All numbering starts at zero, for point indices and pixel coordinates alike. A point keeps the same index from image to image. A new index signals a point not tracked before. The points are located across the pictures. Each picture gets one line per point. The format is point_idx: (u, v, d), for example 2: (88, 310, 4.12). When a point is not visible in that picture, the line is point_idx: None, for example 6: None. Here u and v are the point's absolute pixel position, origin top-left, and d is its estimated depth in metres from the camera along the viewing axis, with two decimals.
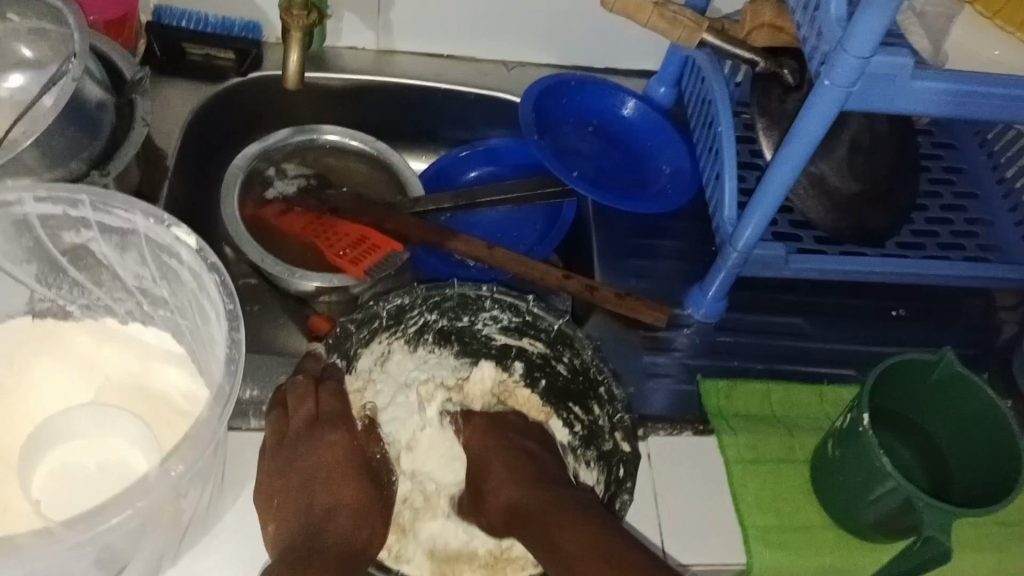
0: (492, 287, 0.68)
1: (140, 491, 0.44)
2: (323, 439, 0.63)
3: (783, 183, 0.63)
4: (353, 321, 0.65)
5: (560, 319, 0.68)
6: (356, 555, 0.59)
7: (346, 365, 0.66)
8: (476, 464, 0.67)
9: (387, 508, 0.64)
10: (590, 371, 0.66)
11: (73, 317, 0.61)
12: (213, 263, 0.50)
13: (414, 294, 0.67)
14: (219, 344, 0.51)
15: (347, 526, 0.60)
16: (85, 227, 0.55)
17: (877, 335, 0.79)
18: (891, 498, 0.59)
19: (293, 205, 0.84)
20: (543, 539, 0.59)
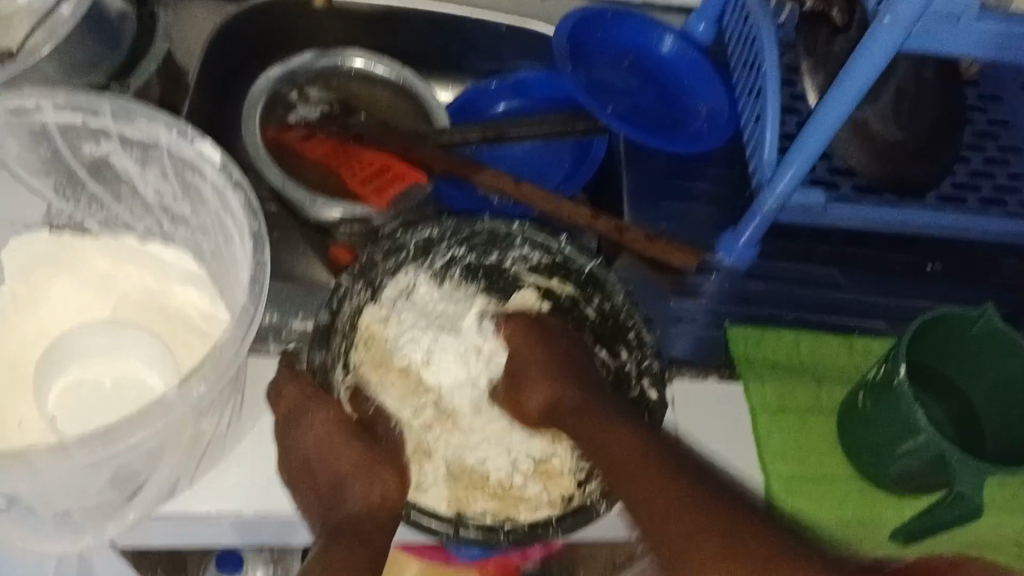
0: (524, 225, 0.66)
1: (157, 412, 0.43)
2: (302, 419, 0.59)
3: (830, 128, 0.60)
4: (381, 250, 0.63)
5: (593, 260, 0.65)
6: (379, 522, 0.57)
7: (371, 296, 0.64)
8: (515, 365, 0.66)
9: (395, 456, 0.60)
10: (620, 316, 0.64)
11: (92, 233, 0.59)
12: (238, 181, 0.49)
13: (443, 227, 0.65)
14: (242, 265, 0.49)
15: (360, 492, 0.58)
16: (105, 138, 0.53)
17: (910, 289, 0.77)
18: (922, 453, 0.58)
19: (315, 130, 0.81)
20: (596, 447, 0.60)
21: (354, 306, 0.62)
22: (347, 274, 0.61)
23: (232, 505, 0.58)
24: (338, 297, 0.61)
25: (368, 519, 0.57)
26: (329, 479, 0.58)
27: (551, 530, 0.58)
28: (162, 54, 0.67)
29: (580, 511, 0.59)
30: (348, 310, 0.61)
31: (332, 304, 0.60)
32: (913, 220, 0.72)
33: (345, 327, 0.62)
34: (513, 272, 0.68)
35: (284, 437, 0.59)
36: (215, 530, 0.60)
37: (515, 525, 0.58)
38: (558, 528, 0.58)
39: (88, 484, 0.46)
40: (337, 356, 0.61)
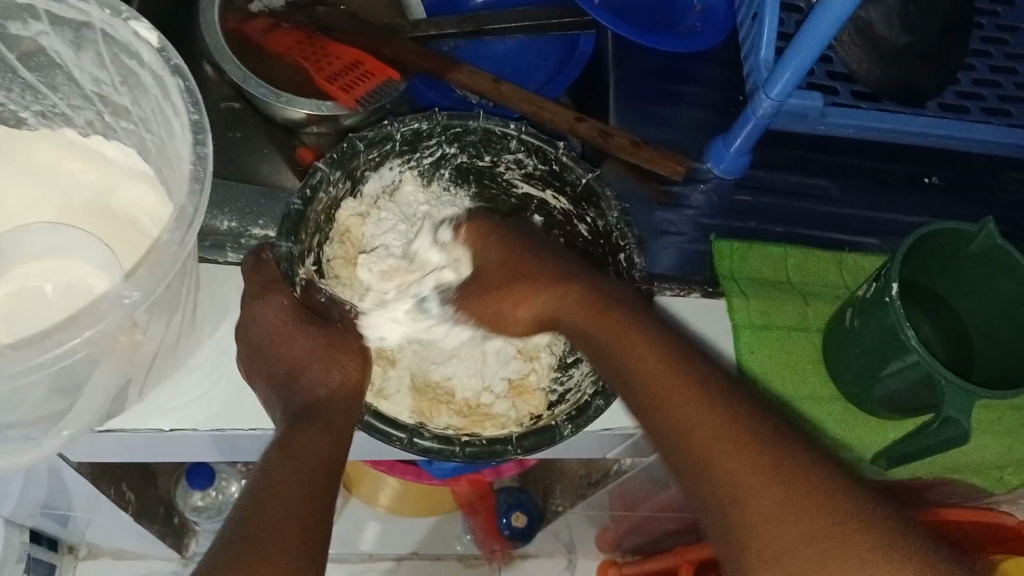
0: (521, 126, 0.60)
1: (92, 321, 0.38)
2: (257, 305, 0.55)
3: (830, 26, 0.55)
4: (363, 140, 0.58)
5: (590, 172, 0.59)
6: (341, 401, 0.54)
7: (350, 189, 0.60)
8: (502, 271, 0.63)
9: (350, 339, 0.59)
10: (611, 235, 0.59)
11: (28, 127, 0.54)
12: (177, 65, 0.42)
13: (433, 121, 0.59)
14: (185, 161, 0.43)
15: (321, 384, 0.55)
16: (34, 18, 0.46)
17: (906, 203, 0.74)
18: (910, 372, 0.55)
19: (280, 21, 0.76)
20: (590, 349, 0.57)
21: (330, 198, 0.58)
22: (327, 161, 0.56)
23: (189, 421, 0.55)
24: (314, 183, 0.55)
25: (329, 403, 0.54)
26: (287, 366, 0.56)
27: (510, 447, 0.53)
28: None
29: (542, 430, 0.54)
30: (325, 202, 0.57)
31: (307, 190, 0.55)
32: (921, 129, 0.67)
33: (315, 224, 0.57)
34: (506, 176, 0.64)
35: (240, 327, 0.56)
36: (173, 445, 0.58)
37: (474, 439, 0.53)
38: (518, 446, 0.53)
39: (24, 397, 0.43)
40: (308, 248, 0.57)
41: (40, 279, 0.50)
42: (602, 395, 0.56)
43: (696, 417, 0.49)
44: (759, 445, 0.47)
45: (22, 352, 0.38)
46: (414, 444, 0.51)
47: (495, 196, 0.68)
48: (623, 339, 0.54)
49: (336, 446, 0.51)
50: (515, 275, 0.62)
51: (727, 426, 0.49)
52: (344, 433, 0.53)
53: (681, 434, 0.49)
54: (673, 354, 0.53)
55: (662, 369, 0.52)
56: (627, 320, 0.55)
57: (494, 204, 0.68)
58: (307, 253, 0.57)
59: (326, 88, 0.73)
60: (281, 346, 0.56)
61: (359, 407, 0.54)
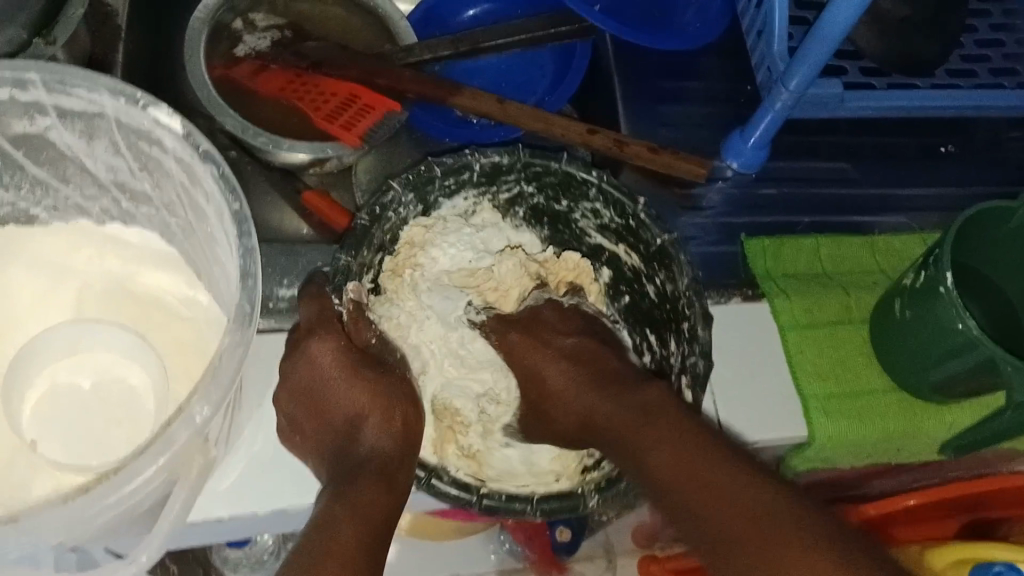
0: (603, 174, 0.57)
1: (163, 445, 0.38)
2: (312, 346, 0.52)
3: (850, 12, 0.53)
4: (442, 165, 0.56)
5: (668, 232, 0.56)
6: (394, 463, 0.50)
7: (422, 212, 0.58)
8: (543, 382, 0.58)
9: (416, 394, 0.54)
10: (677, 301, 0.55)
11: (41, 223, 0.51)
12: (206, 151, 0.42)
13: (516, 155, 0.57)
14: (229, 264, 0.43)
15: (380, 442, 0.51)
16: (41, 114, 0.45)
17: (926, 175, 0.73)
18: (969, 359, 0.54)
19: (268, 62, 0.73)
20: (624, 460, 0.51)
21: (400, 217, 0.56)
22: (401, 180, 0.55)
23: (246, 504, 0.53)
24: (383, 202, 0.54)
25: (384, 464, 0.50)
26: (344, 415, 0.52)
27: (529, 508, 0.51)
28: None
29: (566, 494, 0.52)
30: (392, 219, 0.55)
31: (376, 208, 0.53)
32: (947, 103, 0.64)
33: (381, 238, 0.55)
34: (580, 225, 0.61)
35: (283, 373, 0.53)
36: (236, 530, 0.55)
37: (495, 492, 0.51)
38: (536, 507, 0.51)
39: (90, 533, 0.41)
40: (367, 263, 0.54)
41: (78, 380, 0.48)
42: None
43: (722, 514, 0.46)
44: (786, 530, 0.44)
45: (101, 489, 0.38)
46: (431, 486, 0.51)
47: (566, 242, 0.64)
48: (648, 448, 0.50)
49: (385, 503, 0.48)
50: (551, 385, 0.57)
51: (745, 516, 0.46)
52: (400, 488, 0.50)
53: (709, 532, 0.46)
54: (696, 445, 0.49)
55: (689, 465, 0.48)
56: (657, 421, 0.50)
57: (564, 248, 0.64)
58: (366, 270, 0.54)
59: (327, 128, 0.70)
60: (333, 388, 0.52)
61: (408, 473, 0.51)
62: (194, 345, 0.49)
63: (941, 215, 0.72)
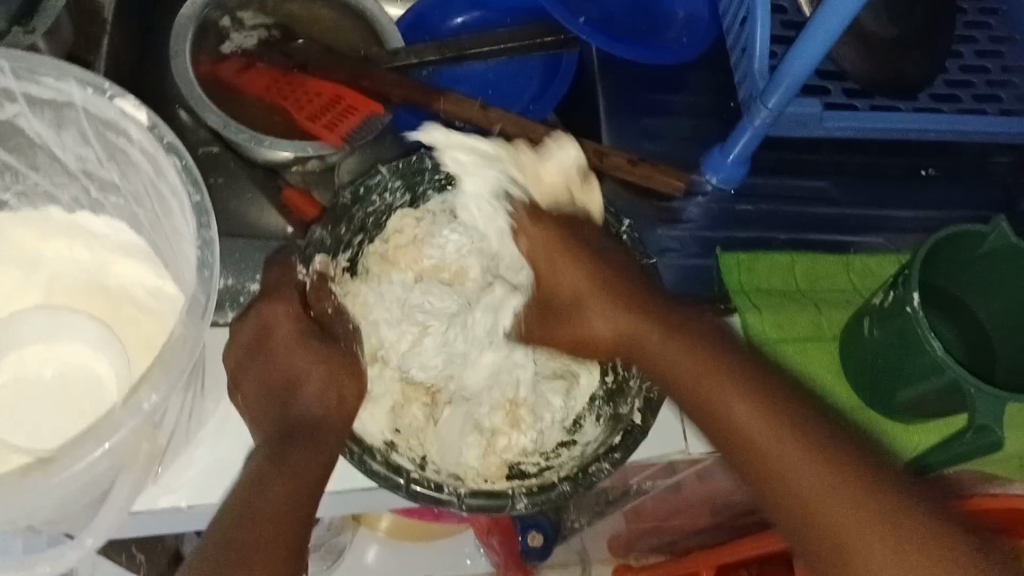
0: (593, 191, 0.58)
1: (107, 431, 0.38)
2: (262, 308, 0.53)
3: (833, 27, 0.53)
4: (435, 160, 0.57)
5: (647, 257, 0.58)
6: (328, 426, 0.50)
7: (409, 203, 0.58)
8: (576, 287, 0.58)
9: (358, 363, 0.54)
10: None
11: (10, 207, 0.52)
12: (171, 144, 0.43)
13: (509, 161, 0.59)
14: (188, 252, 0.44)
15: (315, 405, 0.51)
16: (9, 100, 0.46)
17: (905, 197, 0.73)
18: (935, 381, 0.54)
19: (255, 60, 0.74)
20: (676, 381, 0.52)
21: (385, 204, 0.57)
22: (390, 167, 0.56)
23: (206, 496, 0.52)
24: (370, 185, 0.55)
25: (317, 428, 0.50)
26: (285, 378, 0.52)
27: (456, 500, 0.50)
28: None
29: (494, 495, 0.51)
30: (377, 205, 0.56)
31: (361, 188, 0.55)
32: (927, 125, 0.64)
33: (362, 219, 0.56)
34: None
35: (234, 331, 0.54)
36: (188, 525, 0.54)
37: (425, 479, 0.51)
38: (463, 502, 0.50)
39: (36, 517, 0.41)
40: (346, 242, 0.56)
41: (39, 365, 0.48)
42: (568, 482, 0.52)
43: (781, 454, 0.47)
44: (849, 473, 0.45)
45: (44, 471, 0.38)
46: (362, 462, 0.50)
47: None
48: (709, 386, 0.50)
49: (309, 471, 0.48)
50: (583, 295, 0.57)
51: (810, 456, 0.46)
52: (329, 451, 0.49)
53: (763, 458, 0.47)
54: (759, 390, 0.49)
55: (752, 406, 0.49)
56: (718, 360, 0.51)
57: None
58: (344, 248, 0.56)
59: (310, 128, 0.71)
60: (281, 350, 0.52)
61: (341, 435, 0.50)
62: (157, 334, 0.49)
63: (920, 236, 0.72)
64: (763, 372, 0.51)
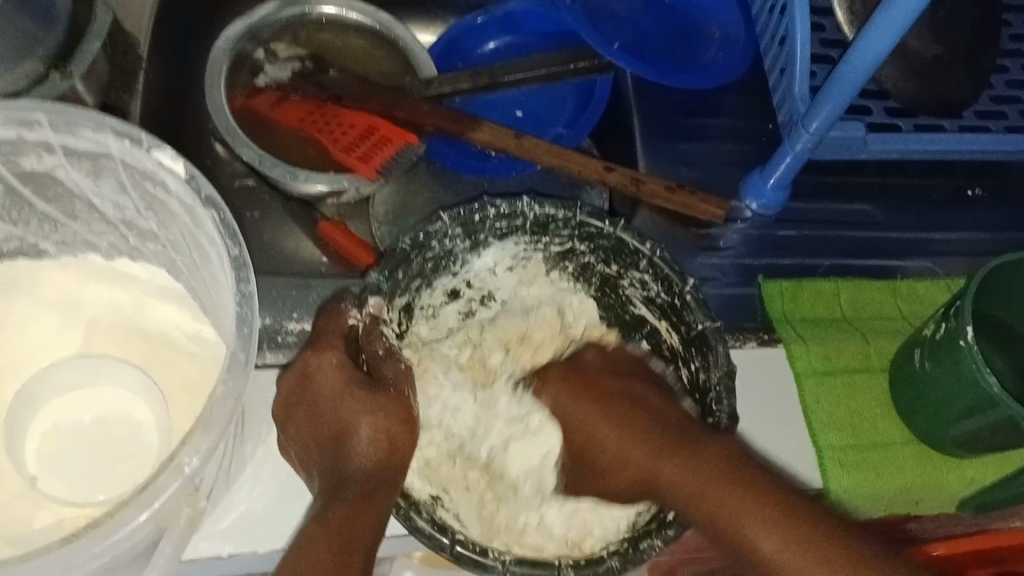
0: (657, 249, 0.54)
1: (152, 495, 0.38)
2: (310, 358, 0.53)
3: (879, 49, 0.51)
4: (495, 209, 0.55)
5: (710, 320, 0.53)
6: (378, 481, 0.50)
7: (468, 248, 0.57)
8: (599, 427, 0.57)
9: (411, 408, 0.54)
10: (707, 394, 0.54)
11: (48, 256, 0.51)
12: (209, 195, 0.43)
13: (572, 210, 0.56)
14: (228, 307, 0.44)
15: (363, 458, 0.52)
16: (48, 151, 0.46)
17: (952, 218, 0.72)
18: (990, 416, 0.53)
19: (289, 93, 0.73)
20: (704, 517, 0.49)
21: (443, 249, 0.56)
22: (450, 215, 0.54)
23: (248, 543, 0.52)
24: (430, 232, 0.53)
25: (367, 480, 0.50)
26: (334, 430, 0.53)
27: (499, 567, 0.48)
28: (108, 28, 0.58)
29: (540, 564, 0.49)
30: (434, 250, 0.55)
31: (419, 236, 0.53)
32: (977, 148, 0.62)
33: (419, 265, 0.55)
34: (627, 293, 0.59)
35: (282, 373, 0.54)
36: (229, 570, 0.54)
37: (467, 540, 0.49)
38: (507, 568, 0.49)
39: None
40: (402, 286, 0.54)
41: (79, 415, 0.48)
42: (617, 557, 0.50)
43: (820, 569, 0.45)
44: None
45: (87, 537, 0.38)
46: (408, 518, 0.49)
47: (611, 307, 0.61)
48: (732, 508, 0.48)
49: (368, 525, 0.48)
50: (598, 435, 0.57)
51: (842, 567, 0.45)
52: (382, 503, 0.49)
53: None
54: (793, 505, 0.47)
55: (770, 519, 0.47)
56: (733, 475, 0.49)
57: (608, 313, 0.62)
58: (400, 293, 0.54)
59: (344, 160, 0.70)
60: (330, 403, 0.53)
61: (394, 490, 0.50)
62: (197, 381, 0.49)
63: (968, 259, 0.70)
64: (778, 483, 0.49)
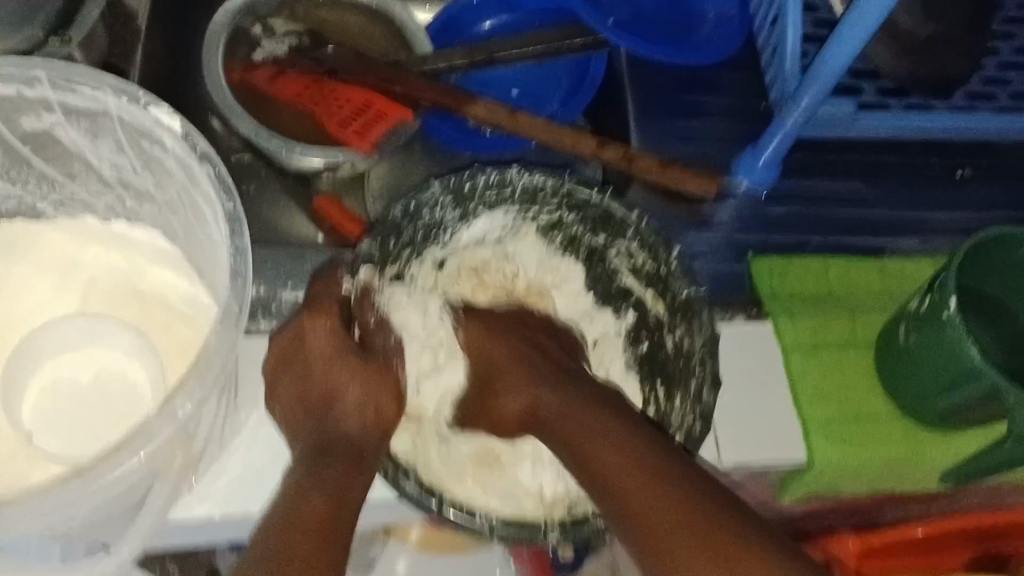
0: (643, 217, 0.56)
1: (142, 440, 0.39)
2: (303, 323, 0.52)
3: (867, 25, 0.52)
4: (485, 177, 0.57)
5: (695, 286, 0.55)
6: (366, 446, 0.51)
7: (458, 217, 0.58)
8: (498, 361, 0.57)
9: (399, 380, 0.55)
10: (690, 357, 0.55)
11: (47, 217, 0.52)
12: (205, 151, 0.44)
13: (560, 180, 0.57)
14: (223, 262, 0.45)
15: (349, 421, 0.52)
16: (47, 110, 0.47)
17: (943, 197, 0.72)
18: (973, 387, 0.54)
19: (285, 67, 0.73)
20: (576, 452, 0.51)
21: (433, 218, 0.57)
22: (441, 183, 0.55)
23: (237, 504, 0.52)
24: (420, 200, 0.55)
25: (354, 445, 0.51)
26: (323, 392, 0.53)
27: (485, 527, 0.50)
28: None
29: (526, 523, 0.50)
30: (426, 218, 0.56)
31: (410, 204, 0.54)
32: (965, 125, 0.63)
33: (410, 233, 0.56)
34: (615, 264, 0.59)
35: (272, 338, 0.54)
36: (222, 530, 0.54)
37: (454, 501, 0.50)
38: (492, 529, 0.50)
39: (72, 522, 0.41)
40: (393, 257, 0.56)
41: (75, 373, 0.49)
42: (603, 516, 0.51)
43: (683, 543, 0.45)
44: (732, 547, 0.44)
45: (82, 479, 0.39)
46: (396, 482, 0.50)
47: (598, 279, 0.61)
48: (601, 433, 0.50)
49: (354, 488, 0.49)
50: (493, 365, 0.57)
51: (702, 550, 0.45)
52: (368, 468, 0.50)
53: (645, 519, 0.46)
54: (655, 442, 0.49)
55: (639, 485, 0.47)
56: (643, 451, 0.48)
57: (595, 284, 0.61)
58: (389, 263, 0.55)
59: (340, 134, 0.71)
60: (319, 369, 0.53)
61: (383, 455, 0.51)
62: (193, 342, 0.50)
63: (957, 239, 0.71)
64: (660, 450, 0.48)
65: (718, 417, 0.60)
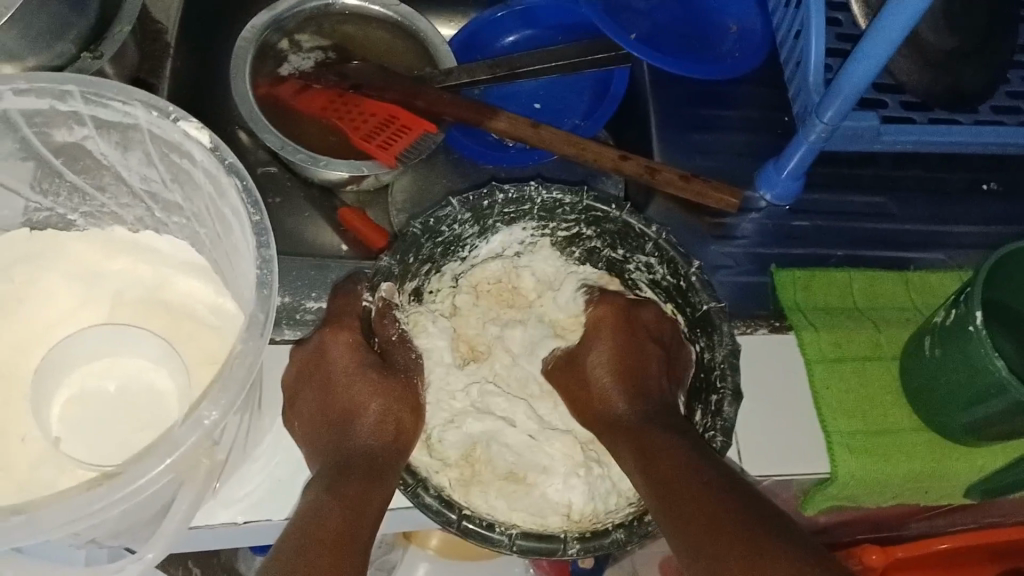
0: (662, 232, 0.56)
1: (170, 446, 0.40)
2: (326, 337, 0.54)
3: (892, 36, 0.51)
4: (504, 194, 0.57)
5: (716, 301, 0.55)
6: (384, 457, 0.51)
7: (477, 233, 0.58)
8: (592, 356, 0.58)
9: (420, 397, 0.55)
10: (713, 372, 0.54)
11: (77, 228, 0.53)
12: (231, 164, 0.45)
13: (578, 194, 0.57)
14: (248, 272, 0.46)
15: (370, 437, 0.52)
16: (79, 124, 0.48)
17: (967, 211, 0.72)
18: (998, 403, 0.53)
19: (312, 81, 0.75)
20: (630, 438, 0.53)
21: (453, 234, 0.57)
22: (460, 199, 0.55)
23: (262, 513, 0.53)
24: (439, 216, 0.55)
25: (369, 458, 0.51)
26: (343, 408, 0.54)
27: (505, 541, 0.49)
28: (136, 12, 0.61)
29: (547, 537, 0.50)
30: (445, 235, 0.56)
31: (430, 220, 0.55)
32: (992, 140, 0.62)
33: (430, 250, 0.56)
34: (634, 277, 0.60)
35: (295, 351, 0.55)
36: (247, 538, 0.55)
37: (476, 514, 0.50)
38: (513, 543, 0.49)
39: (99, 526, 0.42)
40: (412, 272, 0.56)
41: (103, 380, 0.50)
42: (622, 529, 0.51)
43: (675, 522, 0.47)
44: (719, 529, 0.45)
45: (107, 485, 0.39)
46: (416, 495, 0.49)
47: None
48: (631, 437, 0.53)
49: (369, 500, 0.48)
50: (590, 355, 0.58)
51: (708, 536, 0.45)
52: (385, 480, 0.50)
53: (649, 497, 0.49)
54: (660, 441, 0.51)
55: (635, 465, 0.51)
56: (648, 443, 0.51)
57: None
58: (410, 277, 0.55)
59: (364, 147, 0.71)
60: (338, 384, 0.54)
61: (400, 469, 0.51)
62: (218, 351, 0.50)
63: (981, 251, 0.70)
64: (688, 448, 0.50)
65: (740, 428, 0.59)
